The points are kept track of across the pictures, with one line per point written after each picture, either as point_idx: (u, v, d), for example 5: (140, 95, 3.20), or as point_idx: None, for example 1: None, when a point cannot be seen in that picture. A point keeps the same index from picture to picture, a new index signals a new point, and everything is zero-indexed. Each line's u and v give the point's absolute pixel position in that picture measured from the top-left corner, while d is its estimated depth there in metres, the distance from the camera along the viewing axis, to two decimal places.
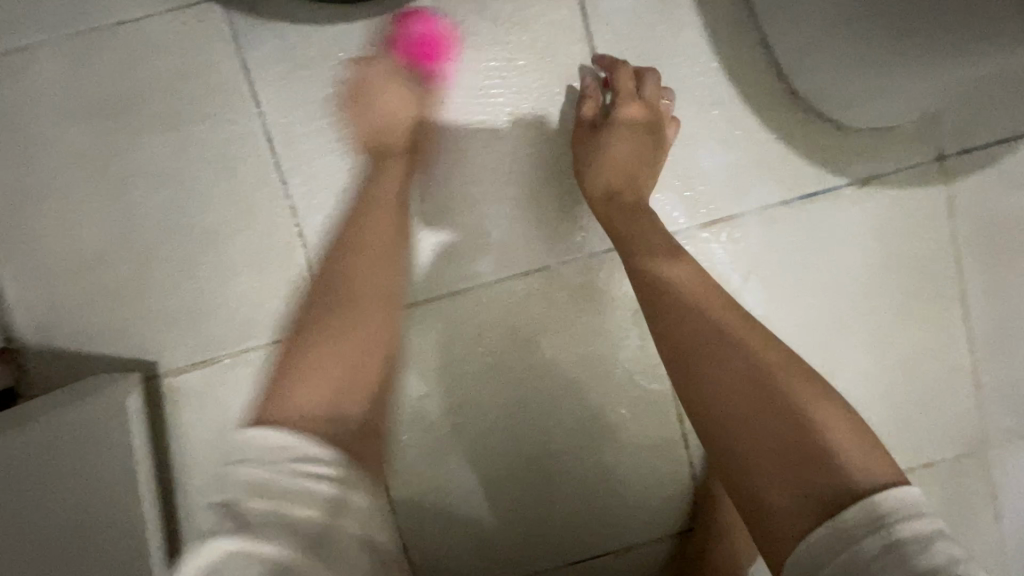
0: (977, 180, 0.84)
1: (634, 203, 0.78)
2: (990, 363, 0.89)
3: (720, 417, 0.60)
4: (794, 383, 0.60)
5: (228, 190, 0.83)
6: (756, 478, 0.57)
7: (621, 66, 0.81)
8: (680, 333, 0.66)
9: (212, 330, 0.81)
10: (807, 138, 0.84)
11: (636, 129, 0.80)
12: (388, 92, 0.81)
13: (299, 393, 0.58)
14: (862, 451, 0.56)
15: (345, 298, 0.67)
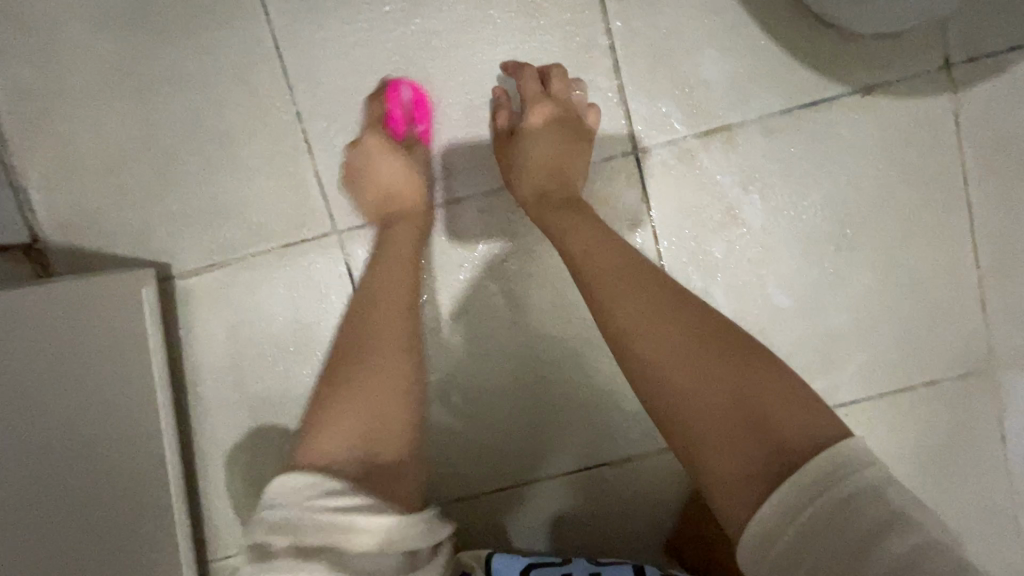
0: (988, 89, 0.76)
1: (565, 197, 0.69)
2: (1002, 287, 0.80)
3: (651, 393, 0.51)
4: (730, 356, 0.50)
5: (188, 97, 0.78)
6: (705, 458, 0.47)
7: (524, 67, 0.74)
8: (613, 328, 0.55)
9: (201, 237, 0.79)
10: (810, 43, 0.76)
11: (549, 126, 0.72)
12: (384, 163, 0.73)
13: (322, 435, 0.53)
14: (804, 403, 0.47)
15: (381, 352, 0.60)
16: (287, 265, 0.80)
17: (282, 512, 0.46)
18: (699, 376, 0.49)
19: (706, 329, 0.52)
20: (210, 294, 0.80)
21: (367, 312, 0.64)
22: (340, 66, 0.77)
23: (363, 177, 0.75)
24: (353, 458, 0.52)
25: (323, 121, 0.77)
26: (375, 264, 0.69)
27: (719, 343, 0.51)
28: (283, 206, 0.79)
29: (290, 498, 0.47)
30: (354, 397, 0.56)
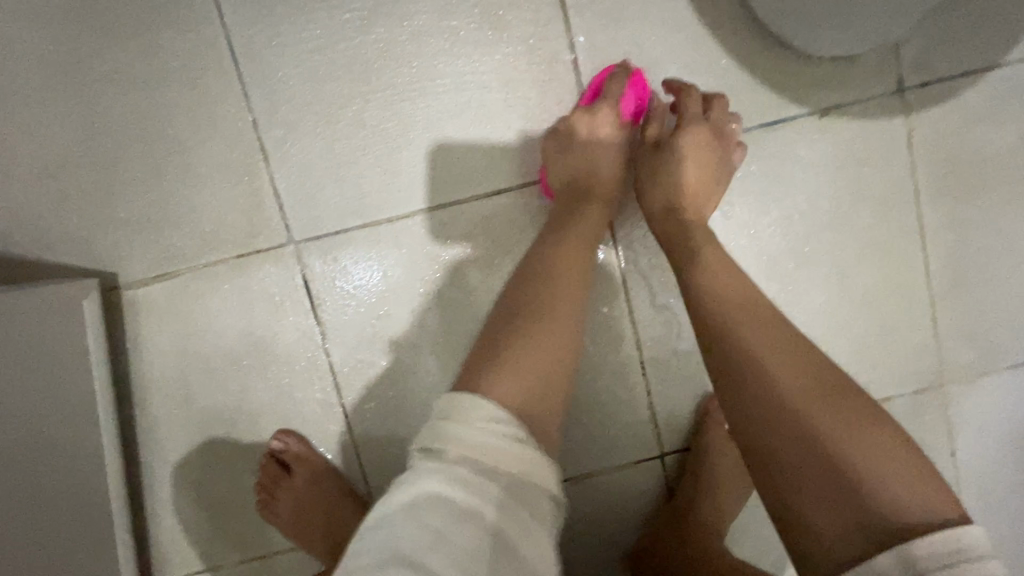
0: (940, 113, 0.78)
1: (696, 219, 0.67)
2: (953, 304, 0.82)
3: (776, 424, 0.48)
4: (866, 418, 0.47)
5: (139, 101, 0.75)
6: (800, 495, 0.45)
7: (690, 88, 0.73)
8: (736, 357, 0.52)
9: (152, 247, 0.77)
10: (770, 65, 0.77)
11: (701, 149, 0.70)
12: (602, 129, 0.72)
13: (494, 385, 0.55)
14: (928, 473, 0.45)
15: (546, 318, 0.61)
16: (242, 276, 0.77)
17: (444, 430, 0.52)
18: (814, 427, 0.47)
19: (825, 378, 0.49)
20: (160, 306, 0.77)
21: (557, 279, 0.65)
22: (299, 74, 0.75)
23: (581, 151, 0.72)
24: (516, 402, 0.55)
25: (282, 129, 0.75)
26: (563, 236, 0.69)
27: (845, 398, 0.48)
28: (239, 215, 0.77)
29: (456, 415, 0.53)
30: (520, 368, 0.57)
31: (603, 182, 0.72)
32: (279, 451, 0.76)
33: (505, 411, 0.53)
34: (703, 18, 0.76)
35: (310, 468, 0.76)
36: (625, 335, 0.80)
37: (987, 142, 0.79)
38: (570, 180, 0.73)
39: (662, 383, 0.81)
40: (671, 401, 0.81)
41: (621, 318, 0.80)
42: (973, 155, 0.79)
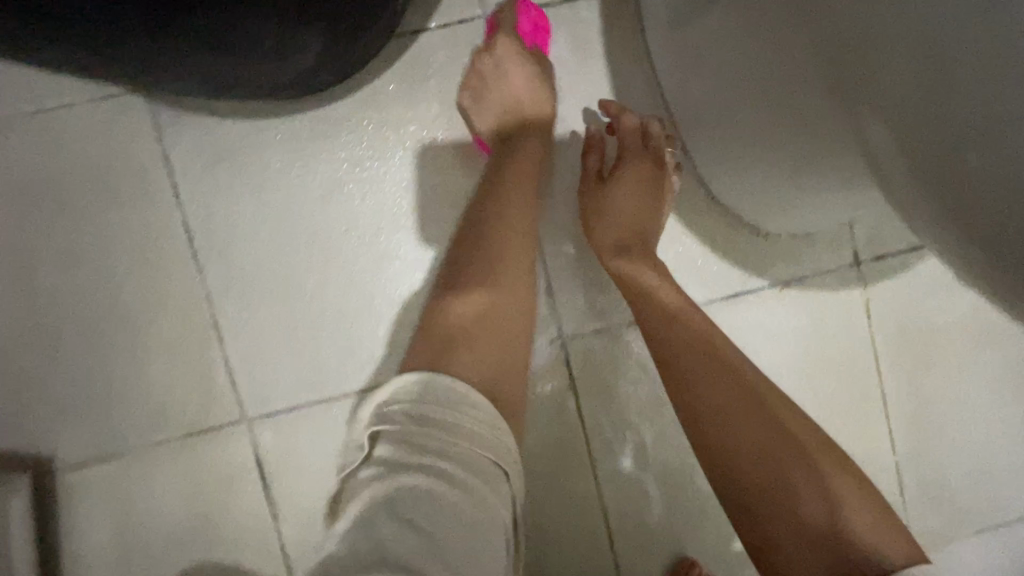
0: (893, 284, 0.80)
1: (644, 249, 0.68)
2: (915, 467, 0.82)
3: (727, 450, 0.51)
4: (823, 457, 0.49)
5: (85, 278, 0.72)
6: (770, 538, 0.47)
7: (626, 114, 0.73)
8: (693, 393, 0.55)
9: (91, 428, 0.72)
10: (729, 239, 0.78)
11: (642, 181, 0.71)
12: (518, 76, 0.70)
13: (463, 366, 0.48)
14: (879, 514, 0.46)
15: (502, 290, 0.56)
16: (189, 456, 0.73)
17: (405, 400, 0.45)
18: (784, 467, 0.48)
19: (779, 410, 0.52)
20: (96, 491, 0.72)
21: (503, 233, 0.59)
22: (255, 251, 0.73)
23: (496, 96, 0.70)
24: (481, 378, 0.49)
25: (237, 307, 0.73)
26: (500, 202, 0.62)
27: (801, 435, 0.51)
28: (188, 392, 0.73)
29: (425, 398, 0.45)
30: (487, 353, 0.51)
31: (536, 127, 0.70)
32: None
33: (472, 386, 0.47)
34: None
35: None
36: (589, 506, 0.79)
37: (939, 310, 0.80)
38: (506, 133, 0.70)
39: (628, 555, 0.80)
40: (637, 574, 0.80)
41: (586, 487, 0.79)
42: (927, 322, 0.80)
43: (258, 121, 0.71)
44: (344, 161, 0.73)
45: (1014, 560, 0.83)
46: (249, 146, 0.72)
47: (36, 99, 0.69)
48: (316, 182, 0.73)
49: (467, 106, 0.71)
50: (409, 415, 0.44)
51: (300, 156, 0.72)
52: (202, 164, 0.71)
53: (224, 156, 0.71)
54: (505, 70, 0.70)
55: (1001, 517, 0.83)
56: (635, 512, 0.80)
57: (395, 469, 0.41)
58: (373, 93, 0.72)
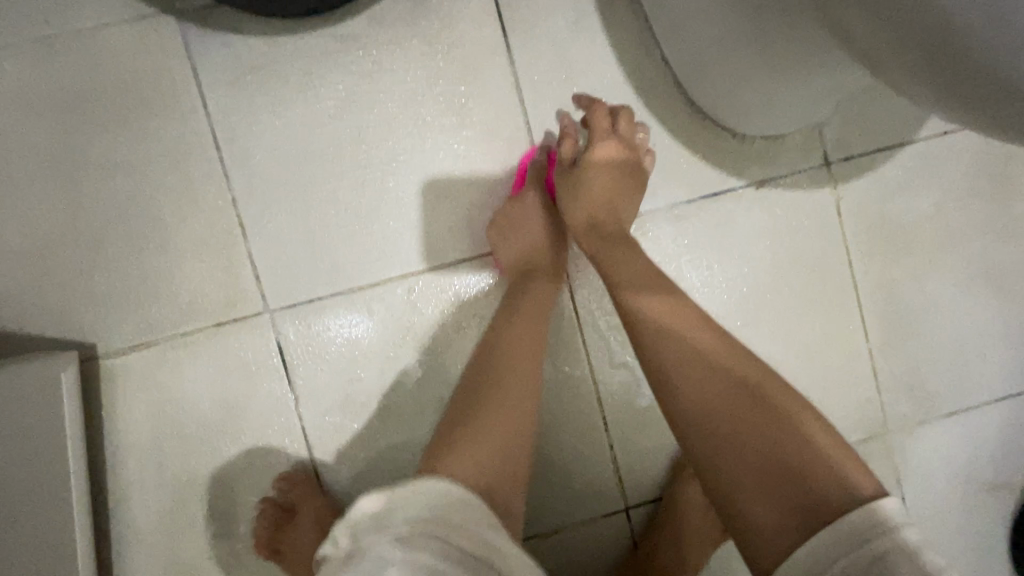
0: (862, 184, 0.86)
1: (617, 231, 0.76)
2: (888, 355, 0.88)
3: (696, 420, 0.60)
4: (784, 407, 0.57)
5: (123, 182, 0.79)
6: (740, 492, 0.56)
7: (597, 105, 0.79)
8: (666, 370, 0.63)
9: (130, 319, 0.80)
10: (709, 143, 0.85)
11: (613, 167, 0.77)
12: (533, 234, 0.80)
13: (456, 462, 0.59)
14: (850, 460, 0.54)
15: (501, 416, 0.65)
16: (219, 344, 0.81)
17: (394, 507, 0.54)
18: (745, 428, 0.57)
19: (754, 389, 0.59)
20: (135, 376, 0.80)
21: (510, 351, 0.71)
22: (275, 157, 0.80)
23: (515, 236, 0.79)
24: (476, 475, 0.59)
25: (260, 208, 0.81)
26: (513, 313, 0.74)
27: (765, 393, 0.59)
28: (216, 286, 0.81)
29: (413, 495, 0.55)
30: (479, 441, 0.62)
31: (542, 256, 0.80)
32: (280, 495, 0.78)
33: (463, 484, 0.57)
34: (647, 104, 0.84)
35: (313, 506, 0.78)
36: (585, 394, 0.86)
37: (906, 208, 0.87)
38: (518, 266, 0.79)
39: (624, 438, 0.86)
40: (633, 453, 0.86)
41: (582, 376, 0.86)
42: (895, 219, 0.87)
43: (277, 37, 0.79)
44: (354, 74, 0.81)
45: (985, 440, 0.89)
46: (269, 60, 0.79)
47: (80, 18, 0.77)
48: (330, 92, 0.80)
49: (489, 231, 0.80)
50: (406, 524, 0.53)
51: (316, 69, 0.80)
52: (226, 77, 0.79)
53: (247, 68, 0.79)
54: (525, 210, 0.80)
55: (970, 401, 0.89)
56: (629, 398, 0.86)
57: (405, 548, 0.51)
58: (379, 11, 0.80)
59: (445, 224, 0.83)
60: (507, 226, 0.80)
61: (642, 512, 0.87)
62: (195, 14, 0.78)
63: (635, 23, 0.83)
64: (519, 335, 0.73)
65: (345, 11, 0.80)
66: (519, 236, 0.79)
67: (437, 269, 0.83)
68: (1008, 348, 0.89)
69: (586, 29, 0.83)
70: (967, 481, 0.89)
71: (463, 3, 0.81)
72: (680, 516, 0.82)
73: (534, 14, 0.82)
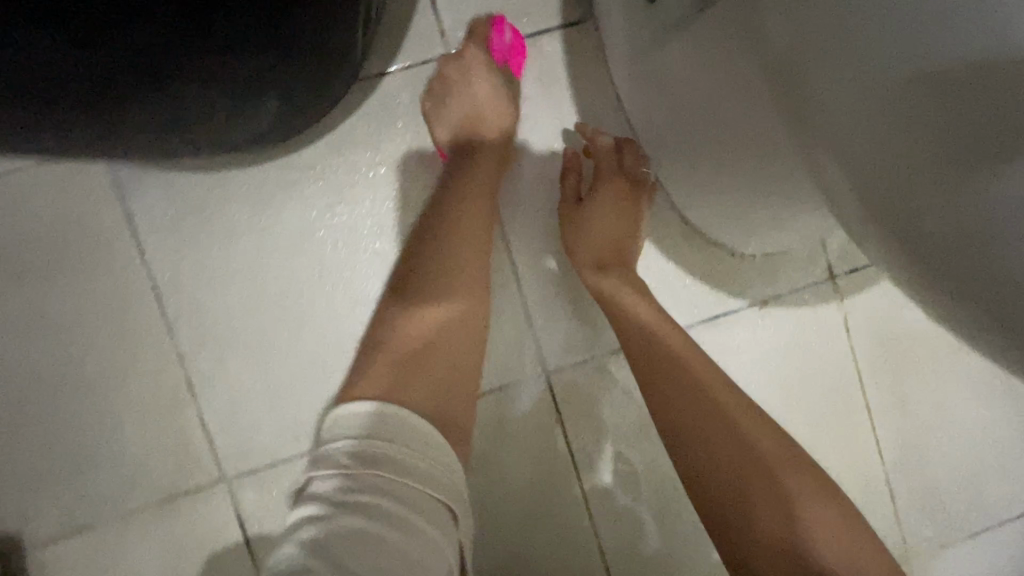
0: (869, 296, 0.81)
1: (624, 272, 0.69)
2: (905, 475, 0.82)
3: (704, 470, 0.53)
4: (798, 473, 0.52)
5: (47, 345, 0.69)
6: (747, 562, 0.50)
7: (601, 137, 0.73)
8: (675, 408, 0.57)
9: (61, 499, 0.69)
10: (706, 262, 0.78)
11: (619, 206, 0.72)
12: (477, 87, 0.70)
13: (407, 396, 0.50)
14: (855, 527, 0.50)
15: (458, 297, 0.59)
16: (168, 521, 0.71)
17: (361, 430, 0.47)
18: (758, 490, 0.51)
19: (770, 445, 0.54)
20: (69, 566, 0.69)
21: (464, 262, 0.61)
22: (225, 306, 0.71)
23: (460, 104, 0.69)
24: (426, 405, 0.51)
25: (209, 363, 0.71)
26: (462, 207, 0.63)
27: (777, 453, 0.53)
28: (162, 455, 0.70)
29: (373, 432, 0.47)
30: (426, 384, 0.53)
31: (490, 118, 0.70)
32: None
33: (414, 415, 0.49)
34: None
35: None
36: (585, 543, 0.78)
37: (915, 319, 0.81)
38: (461, 129, 0.69)
39: None
40: None
41: (581, 524, 0.78)
42: (904, 331, 0.81)
43: (222, 172, 0.70)
44: (311, 207, 0.71)
45: (1007, 559, 0.84)
46: (213, 198, 0.70)
47: None
48: (286, 230, 0.71)
49: (424, 101, 0.70)
50: (356, 455, 0.45)
51: (268, 206, 0.71)
52: (165, 220, 0.69)
53: (189, 209, 0.69)
54: (468, 62, 0.70)
55: (990, 519, 0.83)
56: (632, 543, 0.78)
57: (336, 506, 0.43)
58: (339, 137, 0.72)
59: None
60: (451, 88, 0.70)
61: None
62: None
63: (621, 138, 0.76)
64: (464, 255, 0.60)
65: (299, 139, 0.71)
66: (464, 104, 0.69)
67: None
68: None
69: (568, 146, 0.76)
70: None
71: None
72: None
73: None
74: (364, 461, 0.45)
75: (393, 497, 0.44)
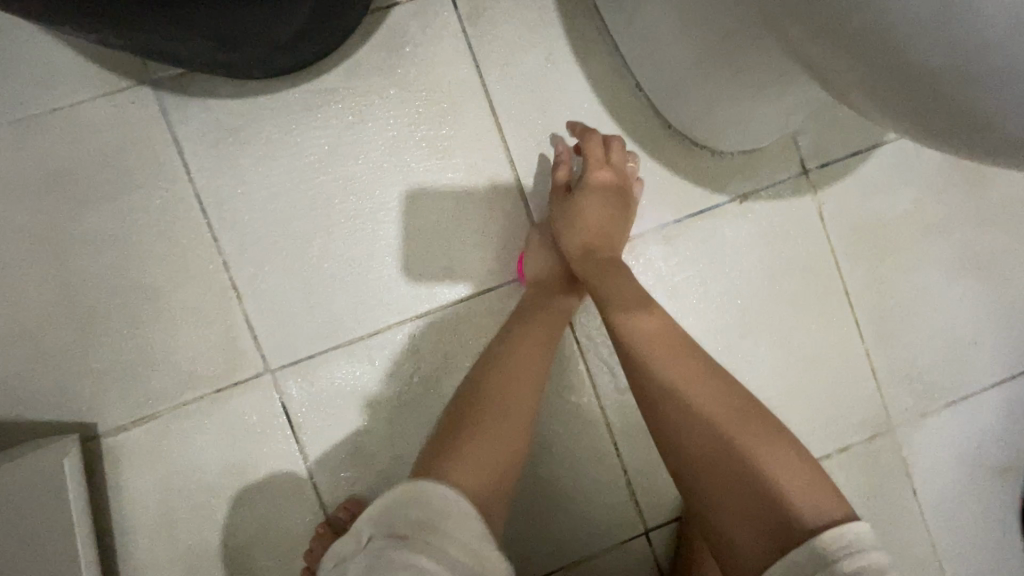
0: (841, 188, 0.89)
1: (611, 258, 0.75)
2: (885, 351, 0.90)
3: (677, 441, 0.62)
4: (757, 430, 0.61)
5: (111, 256, 0.78)
6: (719, 514, 0.59)
7: (590, 132, 0.80)
8: (652, 387, 0.65)
9: (129, 392, 0.79)
10: (691, 162, 0.87)
11: (606, 195, 0.78)
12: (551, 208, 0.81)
13: (460, 473, 0.61)
14: (814, 488, 0.57)
15: (508, 377, 0.70)
16: (222, 408, 0.80)
17: (400, 502, 0.58)
18: (724, 451, 0.60)
19: (732, 412, 0.62)
20: (138, 450, 0.78)
21: (501, 367, 0.71)
22: (263, 216, 0.80)
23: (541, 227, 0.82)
24: (479, 488, 0.62)
25: (252, 268, 0.80)
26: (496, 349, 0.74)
27: (739, 417, 0.61)
28: (214, 350, 0.80)
29: (417, 501, 0.58)
30: (479, 457, 0.63)
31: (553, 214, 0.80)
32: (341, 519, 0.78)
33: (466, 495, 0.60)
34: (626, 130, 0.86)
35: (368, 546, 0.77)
36: (593, 420, 0.86)
37: (884, 207, 0.89)
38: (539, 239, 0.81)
39: (636, 460, 0.86)
40: (646, 474, 0.86)
41: (588, 402, 0.86)
42: (875, 219, 0.89)
43: (255, 97, 0.79)
44: (334, 127, 0.81)
45: (985, 426, 0.91)
46: (249, 121, 0.79)
47: (57, 97, 0.77)
48: (313, 147, 0.81)
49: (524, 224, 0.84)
50: (410, 527, 0.56)
51: (297, 126, 0.80)
52: (208, 141, 0.79)
53: (228, 131, 0.79)
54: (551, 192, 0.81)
55: (967, 389, 0.91)
56: (635, 420, 0.87)
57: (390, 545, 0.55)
58: (356, 63, 0.81)
59: (439, 266, 0.83)
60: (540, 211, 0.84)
61: (663, 532, 0.87)
62: (171, 82, 0.78)
63: (606, 53, 0.85)
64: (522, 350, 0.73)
65: (321, 66, 0.80)
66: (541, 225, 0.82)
67: (435, 311, 0.83)
68: (998, 334, 0.91)
69: (559, 61, 0.84)
70: (973, 467, 0.90)
71: (437, 47, 0.82)
72: (700, 534, 0.82)
73: (507, 52, 0.84)
74: (412, 527, 0.56)
75: (438, 554, 0.54)
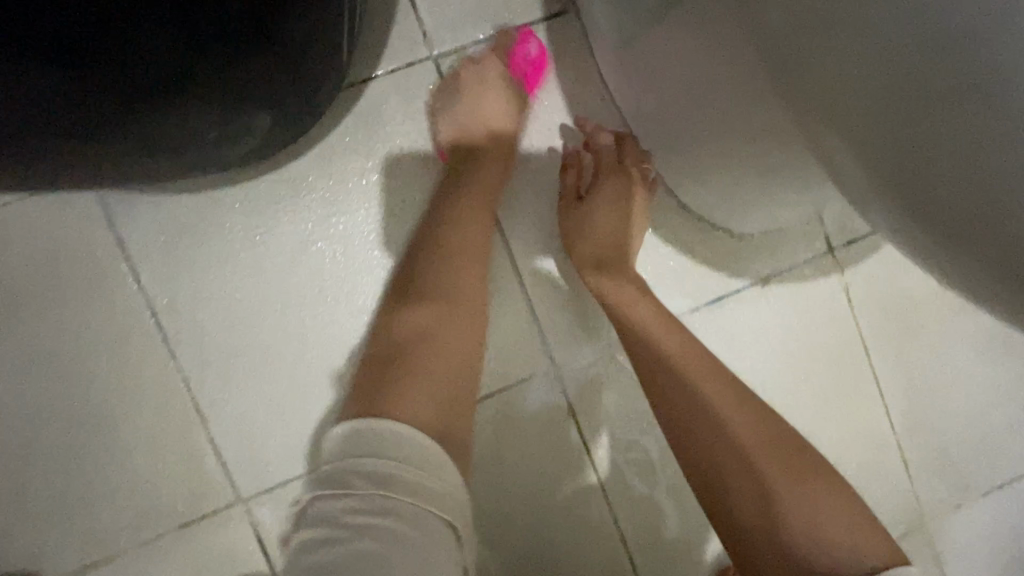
0: (868, 268, 0.81)
1: (626, 270, 0.69)
2: (916, 441, 0.83)
3: (711, 465, 0.54)
4: (797, 461, 0.53)
5: (51, 380, 0.68)
6: (760, 551, 0.50)
7: (601, 131, 0.73)
8: (680, 407, 0.57)
9: (77, 534, 0.68)
10: (707, 246, 0.78)
11: (619, 200, 0.70)
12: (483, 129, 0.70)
13: (403, 409, 0.51)
14: (852, 522, 0.50)
15: (462, 321, 0.60)
16: (186, 546, 0.70)
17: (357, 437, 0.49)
18: (764, 479, 0.52)
19: (769, 436, 0.55)
20: None
21: (455, 304, 0.61)
22: (228, 327, 0.70)
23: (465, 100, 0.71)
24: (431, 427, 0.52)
25: (217, 386, 0.70)
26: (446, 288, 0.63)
27: (776, 443, 0.54)
28: (176, 480, 0.70)
29: (374, 444, 0.48)
30: (427, 393, 0.54)
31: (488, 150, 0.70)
32: None
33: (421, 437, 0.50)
34: None
35: None
36: (606, 534, 0.78)
37: (915, 286, 0.82)
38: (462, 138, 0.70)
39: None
40: None
41: (600, 515, 0.78)
42: (905, 300, 0.82)
43: (214, 191, 0.69)
44: (307, 222, 0.71)
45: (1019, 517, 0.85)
46: (208, 219, 0.69)
47: None
48: (284, 246, 0.70)
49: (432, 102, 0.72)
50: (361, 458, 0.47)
51: (264, 223, 0.70)
52: (160, 244, 0.68)
53: (184, 231, 0.68)
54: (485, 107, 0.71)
55: (1000, 478, 0.85)
56: (652, 532, 0.79)
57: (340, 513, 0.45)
58: (331, 148, 0.71)
59: None
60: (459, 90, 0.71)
61: None
62: None
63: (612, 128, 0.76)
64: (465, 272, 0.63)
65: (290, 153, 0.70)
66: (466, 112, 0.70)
67: None
68: None
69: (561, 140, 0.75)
70: (1007, 561, 0.85)
71: (423, 127, 0.72)
72: None
73: None
74: (365, 477, 0.46)
75: (391, 518, 0.44)
